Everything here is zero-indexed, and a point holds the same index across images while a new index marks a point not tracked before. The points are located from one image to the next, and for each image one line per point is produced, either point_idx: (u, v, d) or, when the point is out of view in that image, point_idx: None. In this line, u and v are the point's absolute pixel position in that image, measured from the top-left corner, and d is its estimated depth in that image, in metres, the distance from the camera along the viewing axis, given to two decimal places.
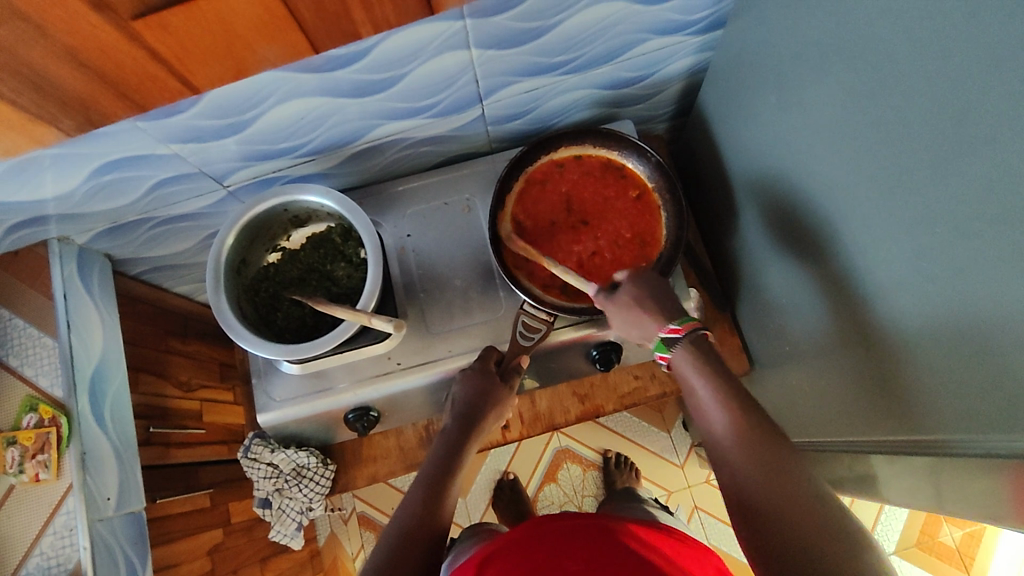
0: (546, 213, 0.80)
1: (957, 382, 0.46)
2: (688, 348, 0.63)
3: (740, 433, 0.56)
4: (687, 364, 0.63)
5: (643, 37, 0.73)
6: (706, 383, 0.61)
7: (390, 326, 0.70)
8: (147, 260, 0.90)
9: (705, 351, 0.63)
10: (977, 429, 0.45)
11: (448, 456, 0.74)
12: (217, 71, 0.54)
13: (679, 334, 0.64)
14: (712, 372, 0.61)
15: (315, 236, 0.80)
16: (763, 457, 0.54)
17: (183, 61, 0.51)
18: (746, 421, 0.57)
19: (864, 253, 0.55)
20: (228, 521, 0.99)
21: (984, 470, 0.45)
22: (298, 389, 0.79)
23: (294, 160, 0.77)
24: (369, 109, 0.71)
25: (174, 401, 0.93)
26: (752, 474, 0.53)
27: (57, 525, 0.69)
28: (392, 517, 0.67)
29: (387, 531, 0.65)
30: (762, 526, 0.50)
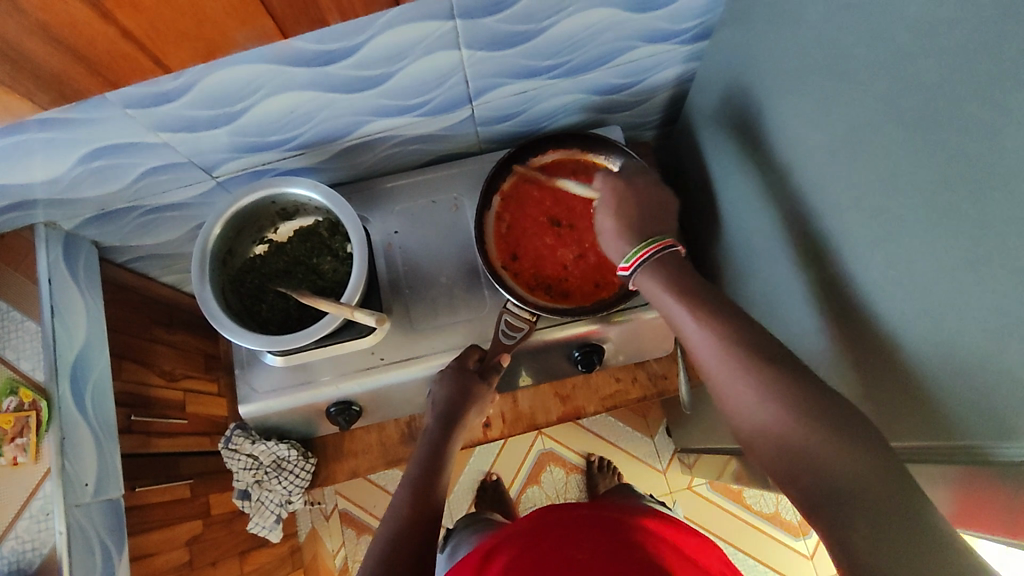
0: (532, 214, 0.81)
1: (927, 390, 0.47)
2: (653, 275, 0.62)
3: (723, 358, 0.54)
4: (670, 300, 0.60)
5: (633, 45, 0.75)
6: (689, 316, 0.58)
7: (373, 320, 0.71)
8: (134, 248, 0.90)
9: (671, 272, 0.62)
10: (949, 435, 0.46)
11: (433, 456, 0.76)
12: (188, 53, 0.55)
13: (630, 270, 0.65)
14: (695, 303, 0.58)
15: (302, 230, 0.80)
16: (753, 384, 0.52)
17: (156, 41, 0.52)
18: (723, 343, 0.55)
19: (842, 261, 0.56)
20: (206, 513, 0.99)
21: (958, 475, 0.46)
22: (280, 381, 0.79)
23: (284, 153, 0.77)
24: (361, 105, 0.72)
25: (158, 390, 0.93)
26: (747, 410, 0.52)
27: (33, 509, 0.69)
28: (385, 518, 0.69)
29: (381, 532, 0.68)
30: (797, 484, 0.48)
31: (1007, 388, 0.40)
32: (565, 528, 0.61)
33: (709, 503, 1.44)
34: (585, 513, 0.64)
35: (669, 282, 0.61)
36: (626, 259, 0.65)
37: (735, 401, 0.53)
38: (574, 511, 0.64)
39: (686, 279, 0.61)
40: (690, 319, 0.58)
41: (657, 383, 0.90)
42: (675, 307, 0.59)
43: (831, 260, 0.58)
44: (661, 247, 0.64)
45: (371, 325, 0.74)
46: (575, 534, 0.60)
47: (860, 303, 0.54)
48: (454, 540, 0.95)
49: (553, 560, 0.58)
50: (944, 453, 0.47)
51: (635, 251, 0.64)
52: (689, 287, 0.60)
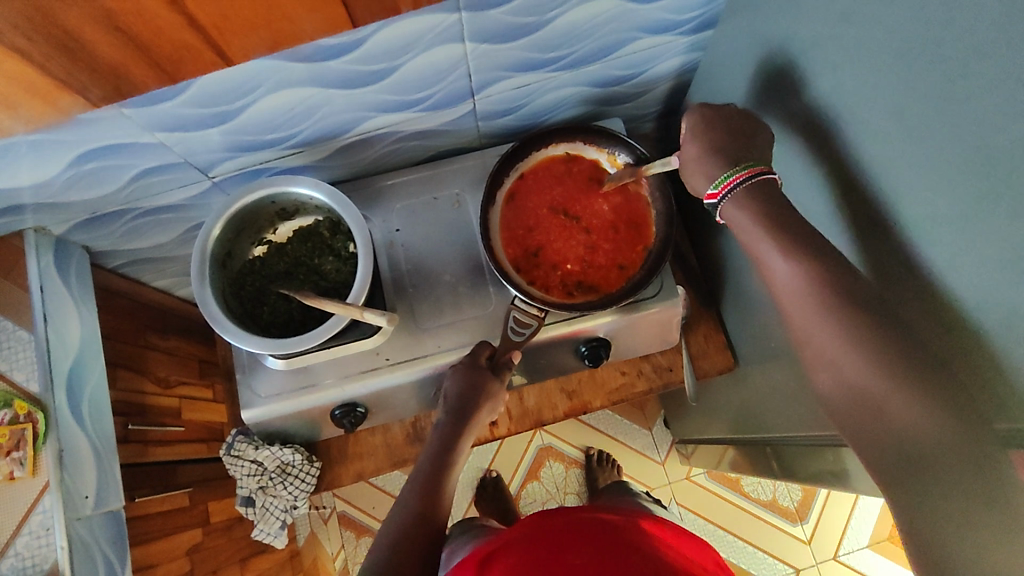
0: (535, 209, 0.80)
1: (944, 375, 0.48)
2: (740, 207, 0.59)
3: (810, 297, 0.52)
4: (772, 255, 0.56)
5: (636, 36, 0.74)
6: (772, 250, 0.55)
7: (382, 320, 0.71)
8: (126, 252, 0.88)
9: (762, 203, 0.58)
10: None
11: (444, 451, 0.76)
12: (247, 38, 0.53)
13: (718, 198, 0.61)
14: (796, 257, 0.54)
15: (302, 229, 0.78)
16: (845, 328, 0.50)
17: (218, 27, 0.51)
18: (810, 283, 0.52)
19: (851, 250, 0.56)
20: (205, 520, 0.97)
21: None
22: (283, 385, 0.78)
23: (282, 151, 0.75)
24: (361, 102, 0.70)
25: (153, 397, 0.91)
26: (827, 345, 0.51)
27: (32, 525, 0.67)
28: (392, 514, 0.72)
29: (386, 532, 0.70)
30: (864, 429, 0.49)
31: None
32: (571, 528, 0.62)
33: (708, 492, 1.45)
34: (590, 515, 0.65)
35: (757, 220, 0.57)
36: (714, 185, 0.61)
37: (817, 335, 0.52)
38: (580, 514, 0.65)
39: (785, 224, 0.56)
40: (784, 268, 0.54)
41: (662, 375, 0.89)
42: (778, 263, 0.55)
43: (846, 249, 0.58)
44: (750, 175, 0.59)
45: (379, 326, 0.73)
46: (567, 537, 0.61)
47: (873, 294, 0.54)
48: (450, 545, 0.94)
49: (554, 566, 0.57)
50: None
51: (724, 177, 0.60)
52: (789, 228, 0.55)
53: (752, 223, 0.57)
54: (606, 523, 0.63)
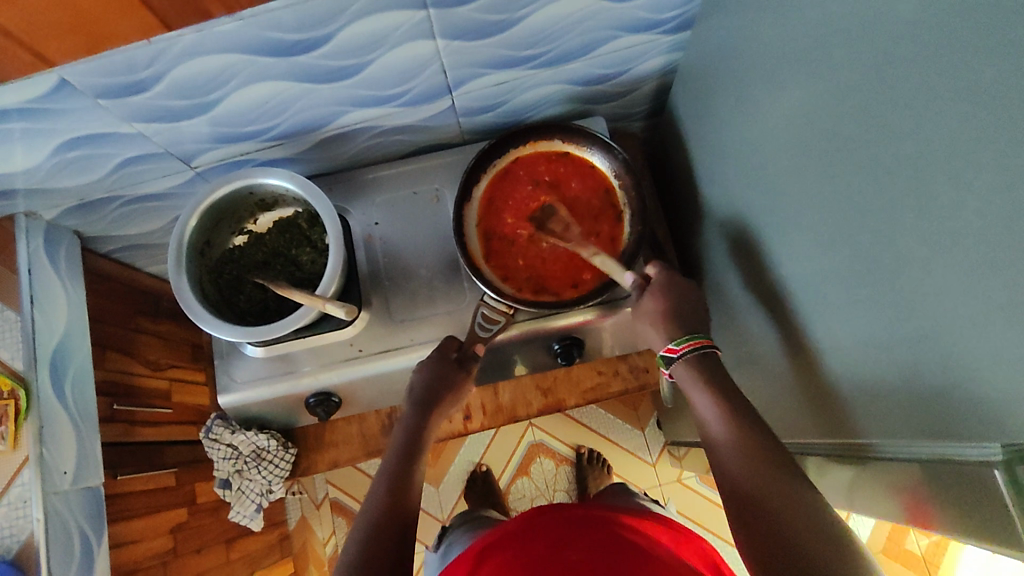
0: (516, 202, 0.80)
1: (867, 395, 0.50)
2: (692, 369, 0.65)
3: (735, 433, 0.58)
4: (694, 385, 0.64)
5: (613, 35, 0.74)
6: (702, 389, 0.63)
7: (343, 313, 0.70)
8: (118, 238, 0.90)
9: (710, 371, 0.64)
10: (871, 432, 0.51)
11: (414, 450, 0.73)
12: (71, 46, 0.53)
13: (675, 354, 0.67)
14: (714, 386, 0.63)
15: (282, 221, 0.80)
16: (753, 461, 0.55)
17: (34, 34, 0.50)
18: (735, 422, 0.59)
19: (808, 256, 0.56)
20: (191, 500, 1.00)
21: (924, 476, 0.45)
22: (259, 372, 0.80)
23: (262, 143, 0.77)
24: (337, 96, 0.72)
25: (142, 379, 0.94)
26: (741, 471, 0.56)
27: (11, 496, 0.70)
28: (362, 509, 0.67)
29: (358, 524, 0.65)
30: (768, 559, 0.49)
31: (940, 392, 0.42)
32: (566, 528, 0.63)
33: (698, 495, 1.44)
34: (584, 512, 0.65)
35: (704, 378, 0.64)
36: (674, 342, 0.67)
37: (731, 463, 0.57)
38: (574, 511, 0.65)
39: (709, 367, 0.65)
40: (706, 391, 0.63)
41: (638, 376, 0.89)
42: (702, 398, 0.63)
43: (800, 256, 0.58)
44: (699, 345, 0.66)
45: (341, 318, 0.73)
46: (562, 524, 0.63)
47: (825, 301, 0.54)
48: (449, 538, 0.99)
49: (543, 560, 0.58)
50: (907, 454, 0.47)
51: (689, 336, 0.67)
52: (714, 375, 0.64)
53: (699, 381, 0.64)
54: (601, 521, 0.64)
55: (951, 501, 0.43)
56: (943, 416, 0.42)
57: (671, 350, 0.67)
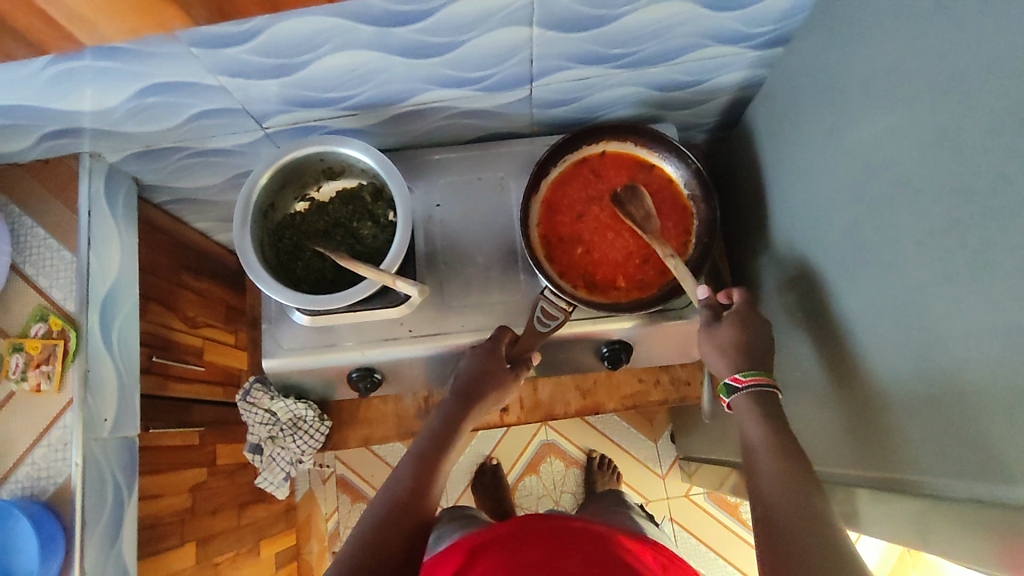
0: (582, 198, 0.79)
1: (919, 434, 0.52)
2: (751, 400, 0.65)
3: (776, 449, 0.60)
4: (750, 418, 0.64)
5: (702, 43, 0.74)
6: (750, 412, 0.64)
7: (413, 290, 0.69)
8: (172, 189, 0.90)
9: (767, 403, 0.65)
10: (918, 471, 0.53)
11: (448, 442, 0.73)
12: None
13: (739, 385, 0.66)
14: (768, 418, 0.63)
15: (346, 191, 0.80)
16: (791, 479, 0.57)
17: None
18: (779, 442, 0.60)
19: (880, 286, 0.55)
20: (212, 461, 1.00)
21: (978, 515, 0.46)
22: (307, 341, 0.79)
23: (337, 112, 0.76)
24: (421, 73, 0.71)
25: (178, 334, 0.93)
26: (771, 486, 0.57)
27: (51, 438, 0.69)
28: (381, 489, 0.67)
29: (375, 499, 0.65)
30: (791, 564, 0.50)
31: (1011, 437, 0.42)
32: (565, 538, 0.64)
33: (703, 513, 1.44)
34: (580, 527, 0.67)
35: (758, 411, 0.64)
36: (741, 374, 0.66)
37: (765, 479, 0.58)
38: (572, 524, 0.66)
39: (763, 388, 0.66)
40: (759, 424, 0.63)
41: (679, 388, 0.89)
42: (747, 415, 0.64)
43: (867, 289, 0.58)
44: (763, 380, 0.65)
45: (409, 295, 0.71)
46: (552, 531, 0.65)
47: (892, 337, 0.54)
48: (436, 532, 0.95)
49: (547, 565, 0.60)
50: (964, 493, 0.48)
51: (755, 371, 0.66)
52: (766, 397, 0.65)
53: (755, 411, 0.64)
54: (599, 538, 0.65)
55: (1003, 544, 0.44)
56: (993, 458, 0.44)
57: (734, 381, 0.66)
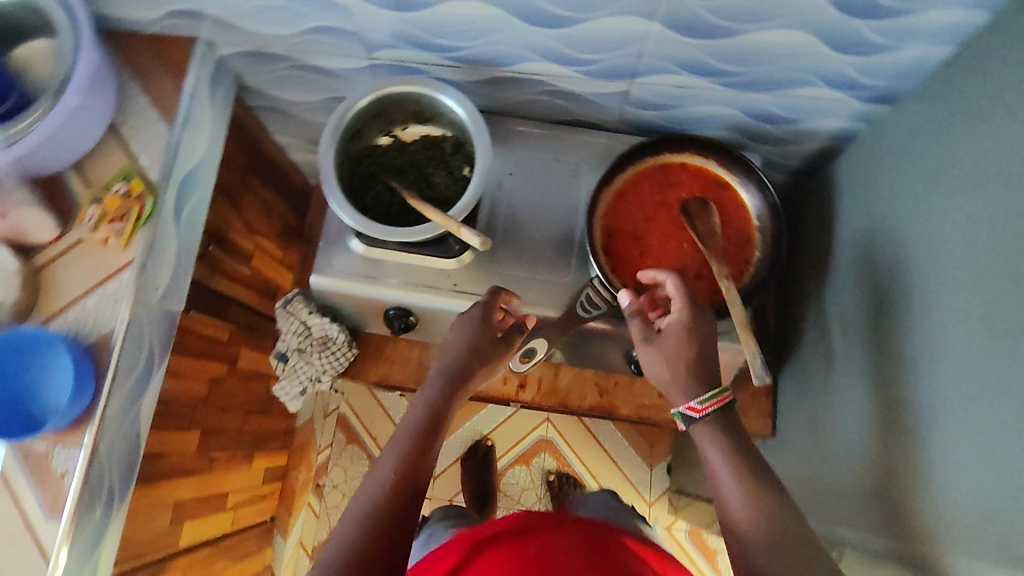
0: (653, 202, 0.80)
1: (962, 514, 0.53)
2: (713, 429, 0.62)
3: (754, 503, 0.57)
4: (712, 449, 0.62)
5: (811, 81, 0.74)
6: (719, 453, 0.61)
7: (476, 241, 0.69)
8: (267, 96, 0.93)
9: (730, 432, 0.62)
10: (948, 549, 0.54)
11: (444, 415, 0.66)
12: None
13: (698, 415, 0.62)
14: (737, 454, 0.60)
15: (429, 138, 0.82)
16: (784, 543, 0.54)
17: None
18: (757, 494, 0.58)
19: (965, 362, 0.55)
20: (233, 361, 1.03)
21: None
22: (354, 268, 0.81)
23: (442, 60, 0.79)
24: (534, 41, 0.73)
25: (235, 232, 0.97)
26: (760, 554, 0.54)
27: (105, 290, 0.71)
28: (364, 483, 0.60)
29: (360, 496, 0.58)
30: None
31: None
32: None
33: (681, 551, 1.43)
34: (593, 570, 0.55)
35: (728, 445, 0.61)
36: (698, 402, 0.62)
37: (754, 546, 0.55)
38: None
39: (728, 420, 0.63)
40: (722, 455, 0.61)
41: None
42: (714, 453, 0.61)
43: (949, 361, 0.58)
44: (724, 403, 0.63)
45: (473, 245, 0.70)
46: None
47: (965, 420, 0.55)
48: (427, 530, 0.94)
49: None
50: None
51: (716, 394, 0.62)
52: (734, 435, 0.62)
53: (723, 447, 0.61)
54: None
55: None
56: None
57: (691, 411, 0.62)
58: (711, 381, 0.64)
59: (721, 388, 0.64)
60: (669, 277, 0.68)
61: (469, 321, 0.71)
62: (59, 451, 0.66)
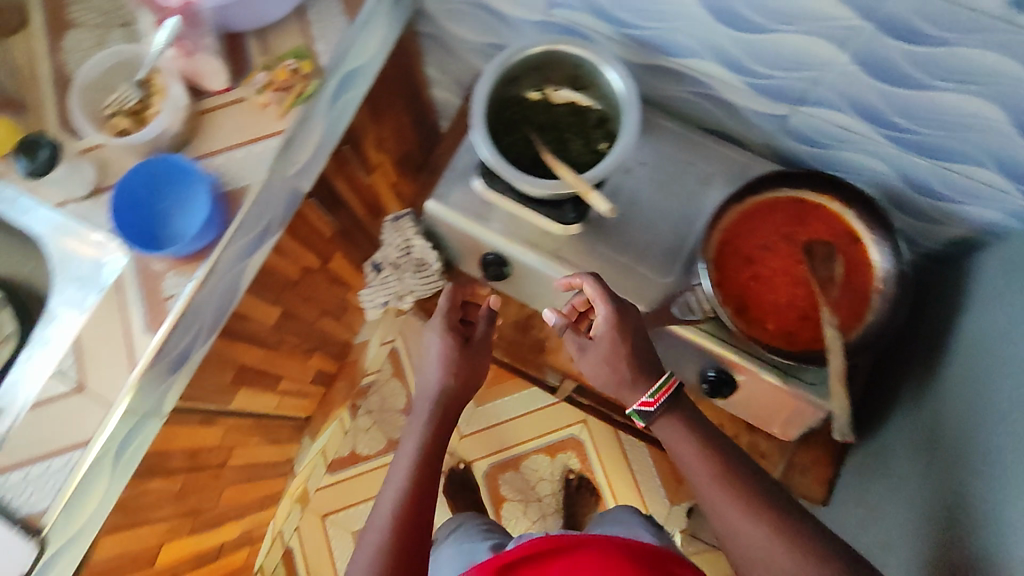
0: (780, 233, 0.76)
1: None
2: (669, 423, 0.68)
3: (731, 492, 0.64)
4: (678, 443, 0.67)
5: (983, 161, 0.70)
6: (685, 444, 0.67)
7: (603, 208, 0.71)
8: (437, 25, 0.96)
9: (686, 422, 0.68)
10: None
11: (431, 442, 0.75)
12: None
13: (653, 407, 0.68)
14: (699, 443, 0.67)
15: (577, 105, 0.82)
16: (765, 526, 0.62)
17: None
18: (726, 485, 0.64)
19: None
20: (326, 259, 1.08)
21: None
22: (469, 205, 0.84)
23: (616, 35, 0.79)
24: (714, 41, 0.73)
25: (366, 141, 1.01)
26: (750, 542, 0.62)
27: (251, 150, 0.76)
28: (386, 488, 0.72)
29: (382, 503, 0.71)
30: None
31: None
32: None
33: None
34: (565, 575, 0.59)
35: (690, 440, 0.67)
36: (649, 395, 0.67)
37: (744, 537, 0.62)
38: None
39: (686, 419, 0.68)
40: (710, 481, 0.65)
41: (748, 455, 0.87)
42: (682, 448, 0.67)
43: None
44: (671, 388, 0.68)
45: (600, 211, 0.72)
46: None
47: None
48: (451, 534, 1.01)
49: None
50: None
51: (662, 385, 0.68)
52: (696, 430, 0.68)
53: (686, 440, 0.67)
54: None
55: None
56: None
57: (647, 407, 0.68)
58: (658, 372, 0.69)
59: (666, 374, 0.69)
60: (586, 278, 0.72)
61: (433, 368, 0.80)
62: (172, 275, 0.72)
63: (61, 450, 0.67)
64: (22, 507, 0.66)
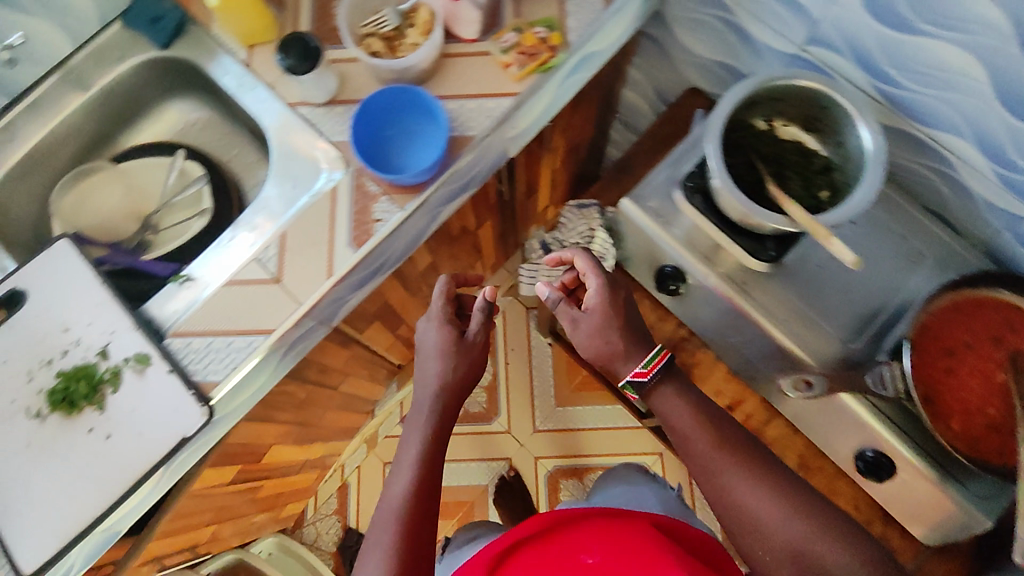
0: (993, 336, 0.71)
1: None
2: (663, 384, 0.72)
3: (721, 449, 0.67)
4: (673, 401, 0.71)
5: None
6: (675, 398, 0.71)
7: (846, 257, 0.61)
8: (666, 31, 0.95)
9: (676, 383, 0.72)
10: None
11: (435, 432, 0.75)
12: None
13: (647, 376, 0.71)
14: (692, 403, 0.70)
15: (802, 146, 0.80)
16: (758, 483, 0.64)
17: None
18: (720, 444, 0.67)
19: None
20: (480, 224, 1.08)
21: None
22: (665, 213, 0.84)
23: (870, 89, 0.77)
24: (985, 121, 0.69)
25: (559, 123, 1.01)
26: (749, 498, 0.64)
27: (483, 103, 0.77)
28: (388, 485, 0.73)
29: (385, 501, 0.71)
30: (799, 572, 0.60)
31: None
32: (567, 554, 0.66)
33: None
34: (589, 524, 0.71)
35: (682, 398, 0.71)
36: (643, 363, 0.71)
37: (739, 495, 0.64)
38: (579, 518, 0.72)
39: (682, 389, 0.72)
40: (711, 450, 0.67)
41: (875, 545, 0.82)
42: (678, 409, 0.70)
43: None
44: (663, 358, 0.72)
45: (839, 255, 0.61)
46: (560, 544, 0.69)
47: None
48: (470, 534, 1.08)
49: None
50: None
51: (653, 358, 0.71)
52: (690, 393, 0.72)
53: (679, 398, 0.71)
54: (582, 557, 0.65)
55: None
56: None
57: (639, 377, 0.71)
58: (648, 348, 0.73)
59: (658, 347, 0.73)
60: (577, 251, 0.76)
61: (432, 360, 0.78)
62: (384, 200, 0.74)
63: (246, 331, 0.70)
64: (200, 373, 0.69)
